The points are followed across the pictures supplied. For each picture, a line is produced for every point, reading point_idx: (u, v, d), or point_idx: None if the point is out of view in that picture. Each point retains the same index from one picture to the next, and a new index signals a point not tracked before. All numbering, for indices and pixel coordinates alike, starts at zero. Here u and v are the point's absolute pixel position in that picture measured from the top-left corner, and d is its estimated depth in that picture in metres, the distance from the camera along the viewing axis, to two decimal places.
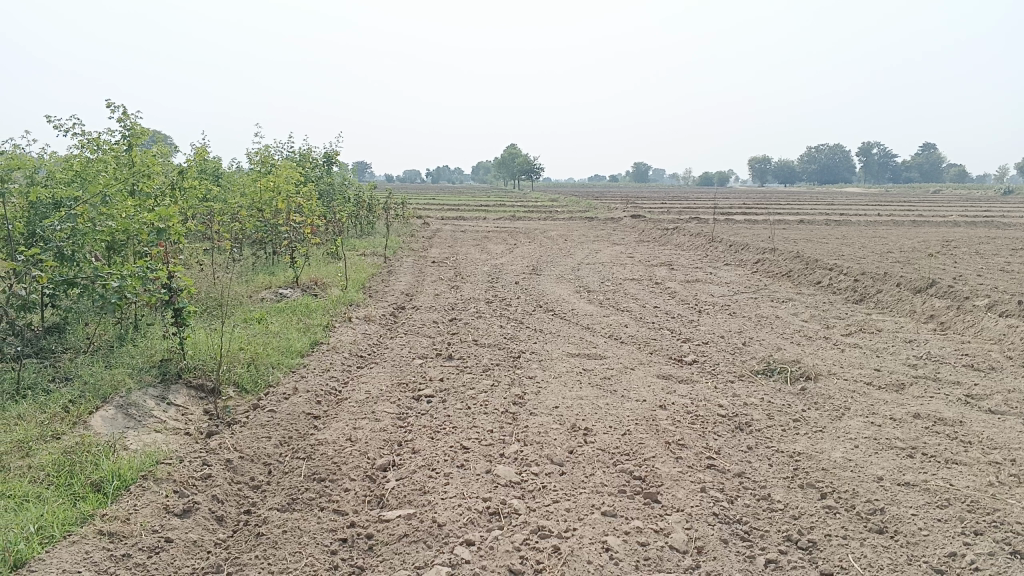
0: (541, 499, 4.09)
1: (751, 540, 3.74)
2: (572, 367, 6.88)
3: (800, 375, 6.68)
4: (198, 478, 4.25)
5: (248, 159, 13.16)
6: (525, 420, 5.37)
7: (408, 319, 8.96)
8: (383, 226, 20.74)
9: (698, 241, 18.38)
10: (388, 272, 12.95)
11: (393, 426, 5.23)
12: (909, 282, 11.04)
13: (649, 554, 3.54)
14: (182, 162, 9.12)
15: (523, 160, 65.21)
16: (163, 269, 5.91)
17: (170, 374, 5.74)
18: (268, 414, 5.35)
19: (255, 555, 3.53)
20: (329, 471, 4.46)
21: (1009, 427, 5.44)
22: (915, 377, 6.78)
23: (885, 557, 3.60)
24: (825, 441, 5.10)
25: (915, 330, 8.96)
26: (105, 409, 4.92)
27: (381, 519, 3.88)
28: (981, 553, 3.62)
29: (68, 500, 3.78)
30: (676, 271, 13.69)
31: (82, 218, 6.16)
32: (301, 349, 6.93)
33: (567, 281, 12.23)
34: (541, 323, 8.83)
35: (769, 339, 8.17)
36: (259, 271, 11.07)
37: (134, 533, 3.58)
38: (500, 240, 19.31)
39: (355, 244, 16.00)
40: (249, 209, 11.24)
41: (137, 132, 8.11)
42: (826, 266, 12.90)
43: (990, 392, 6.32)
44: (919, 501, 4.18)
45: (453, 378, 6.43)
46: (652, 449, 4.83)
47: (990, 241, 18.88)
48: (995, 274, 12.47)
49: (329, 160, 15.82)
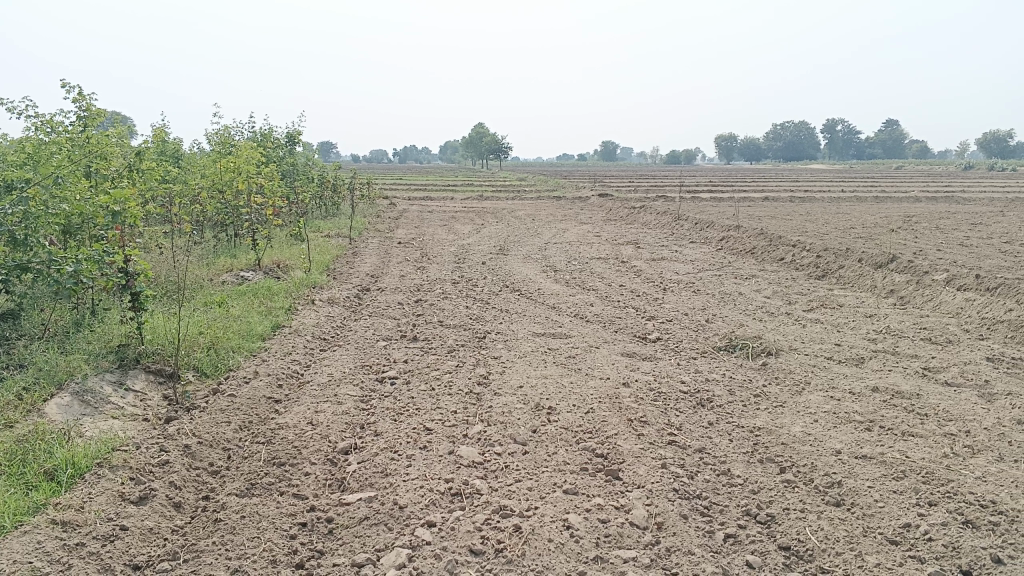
0: (503, 478, 4.09)
1: (711, 515, 3.77)
2: (537, 346, 6.88)
3: (761, 352, 6.75)
4: (155, 464, 4.19)
5: (207, 140, 12.94)
6: (489, 400, 5.35)
7: (373, 301, 8.90)
8: (348, 207, 20.57)
9: (664, 219, 18.46)
10: (352, 253, 12.86)
11: (355, 409, 5.20)
12: (870, 257, 11.18)
13: (609, 531, 3.55)
14: (140, 144, 8.96)
15: (490, 139, 64.73)
16: (120, 254, 5.78)
17: (128, 359, 5.64)
18: (228, 399, 5.29)
19: (213, 541, 3.49)
20: (289, 455, 4.41)
21: (965, 399, 5.55)
22: (874, 351, 6.89)
23: (841, 529, 3.65)
24: (786, 416, 5.16)
25: (875, 304, 9.08)
26: (60, 397, 4.83)
27: (342, 502, 3.84)
28: (934, 524, 3.69)
29: (20, 489, 3.71)
30: (642, 250, 13.73)
31: (34, 201, 5.99)
32: (262, 333, 6.87)
33: (533, 261, 12.21)
34: (506, 303, 8.82)
35: (732, 315, 8.25)
36: (220, 254, 10.93)
37: (88, 522, 3.52)
38: (466, 220, 19.21)
39: (319, 225, 15.81)
40: (209, 191, 11.05)
41: (93, 113, 7.94)
42: (789, 243, 13.03)
43: (947, 364, 6.44)
44: (876, 473, 4.25)
45: (417, 360, 6.40)
46: (614, 427, 4.85)
47: (950, 216, 19.15)
48: (953, 249, 12.69)
49: (291, 140, 15.62)
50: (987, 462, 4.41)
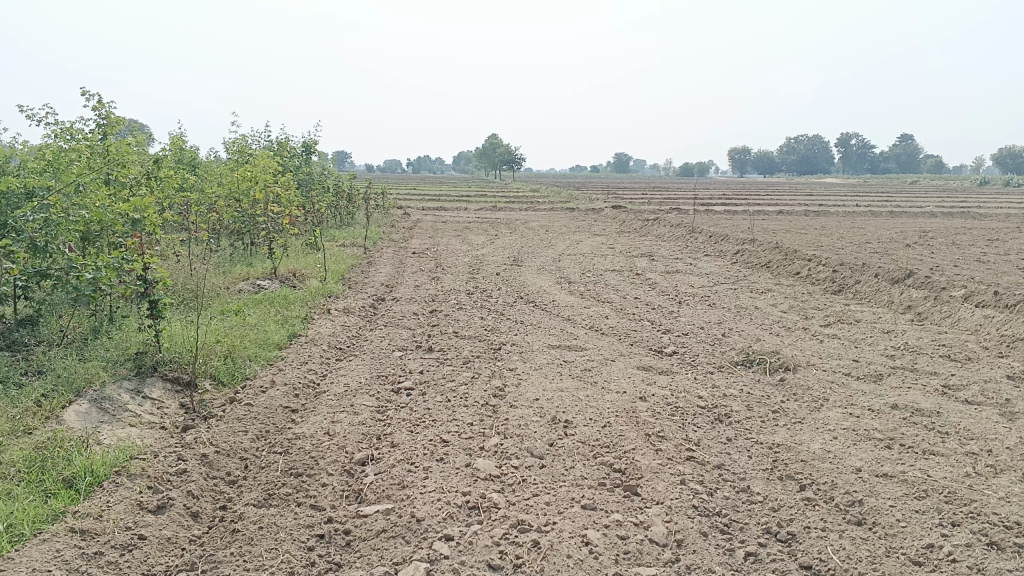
0: (521, 492, 4.07)
1: (730, 532, 3.74)
2: (553, 359, 6.85)
3: (779, 367, 6.70)
4: (173, 473, 4.19)
5: (224, 148, 13.01)
6: (505, 413, 5.33)
7: (388, 311, 8.90)
8: (362, 216, 20.65)
9: (679, 231, 18.42)
10: (367, 262, 12.88)
11: (371, 420, 5.19)
12: (887, 273, 11.11)
13: (628, 548, 3.52)
14: (159, 151, 9.04)
15: (504, 150, 64.93)
16: (139, 261, 5.81)
17: (146, 367, 5.66)
18: (245, 408, 5.29)
19: (231, 552, 3.48)
20: (306, 465, 4.41)
21: (986, 418, 5.49)
22: (893, 368, 6.83)
23: (863, 549, 3.61)
24: (804, 433, 5.11)
25: (892, 320, 9.02)
26: (78, 403, 4.85)
27: (359, 514, 3.83)
28: (958, 545, 3.64)
29: (39, 497, 3.72)
30: (656, 262, 13.71)
31: (54, 208, 6.03)
32: (278, 342, 6.87)
33: (548, 272, 12.20)
34: (522, 315, 8.80)
35: (749, 329, 8.21)
36: (236, 262, 10.98)
37: (106, 530, 3.52)
38: (480, 231, 19.23)
39: (334, 235, 15.85)
40: (226, 199, 11.09)
41: (113, 120, 8.01)
42: (805, 257, 12.96)
43: (967, 382, 6.38)
44: (897, 492, 4.20)
45: (433, 371, 6.39)
46: (632, 441, 4.82)
47: (966, 231, 19.04)
48: (970, 265, 12.60)
49: (307, 150, 15.70)
50: (1010, 482, 4.35)
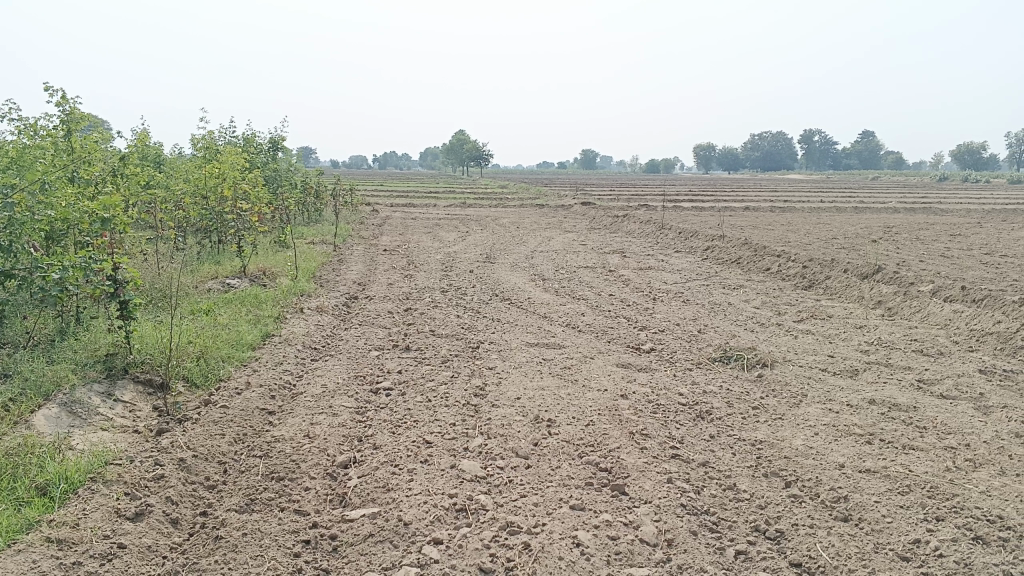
0: (508, 493, 4.03)
1: (720, 531, 3.74)
2: (532, 357, 6.81)
3: (756, 363, 6.73)
4: (150, 479, 4.08)
5: (190, 144, 12.77)
6: (487, 412, 5.29)
7: (362, 309, 8.79)
8: (331, 213, 20.46)
9: (649, 228, 18.50)
10: (338, 260, 12.75)
11: (351, 421, 5.11)
12: (856, 268, 11.22)
13: (619, 548, 3.50)
14: (122, 148, 8.83)
15: (472, 146, 64.79)
16: (108, 261, 5.65)
17: (117, 369, 5.53)
18: (221, 410, 5.18)
19: (215, 560, 3.39)
20: (287, 469, 4.32)
21: (962, 412, 5.56)
22: (868, 363, 6.89)
23: (852, 545, 3.62)
24: (786, 429, 5.13)
25: (863, 315, 9.12)
26: (47, 407, 4.70)
27: (345, 518, 3.77)
28: (944, 540, 3.66)
29: (11, 505, 3.59)
30: (628, 259, 13.71)
31: (19, 207, 5.83)
32: (252, 342, 6.75)
33: (521, 269, 12.15)
34: (497, 312, 8.75)
35: (724, 326, 8.24)
36: (204, 261, 10.81)
37: (84, 540, 3.41)
38: (451, 228, 19.12)
39: (303, 232, 15.64)
40: (193, 197, 10.88)
41: (77, 116, 7.81)
42: (774, 253, 13.05)
43: (941, 376, 6.45)
44: (881, 488, 4.23)
45: (411, 370, 6.32)
46: (616, 440, 4.80)
47: (929, 226, 19.34)
48: (936, 260, 12.79)
49: (273, 145, 15.50)
50: (990, 476, 4.40)
